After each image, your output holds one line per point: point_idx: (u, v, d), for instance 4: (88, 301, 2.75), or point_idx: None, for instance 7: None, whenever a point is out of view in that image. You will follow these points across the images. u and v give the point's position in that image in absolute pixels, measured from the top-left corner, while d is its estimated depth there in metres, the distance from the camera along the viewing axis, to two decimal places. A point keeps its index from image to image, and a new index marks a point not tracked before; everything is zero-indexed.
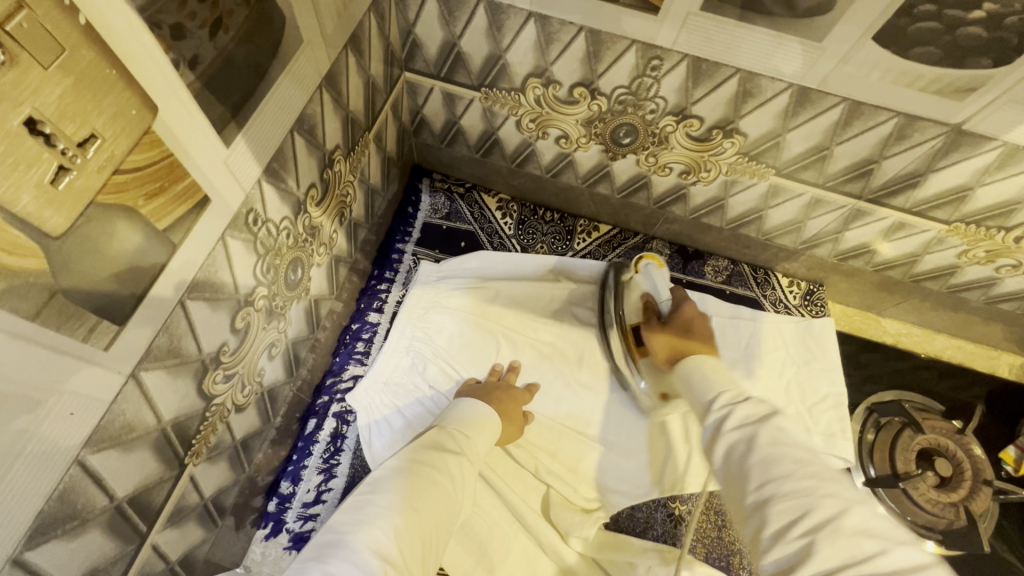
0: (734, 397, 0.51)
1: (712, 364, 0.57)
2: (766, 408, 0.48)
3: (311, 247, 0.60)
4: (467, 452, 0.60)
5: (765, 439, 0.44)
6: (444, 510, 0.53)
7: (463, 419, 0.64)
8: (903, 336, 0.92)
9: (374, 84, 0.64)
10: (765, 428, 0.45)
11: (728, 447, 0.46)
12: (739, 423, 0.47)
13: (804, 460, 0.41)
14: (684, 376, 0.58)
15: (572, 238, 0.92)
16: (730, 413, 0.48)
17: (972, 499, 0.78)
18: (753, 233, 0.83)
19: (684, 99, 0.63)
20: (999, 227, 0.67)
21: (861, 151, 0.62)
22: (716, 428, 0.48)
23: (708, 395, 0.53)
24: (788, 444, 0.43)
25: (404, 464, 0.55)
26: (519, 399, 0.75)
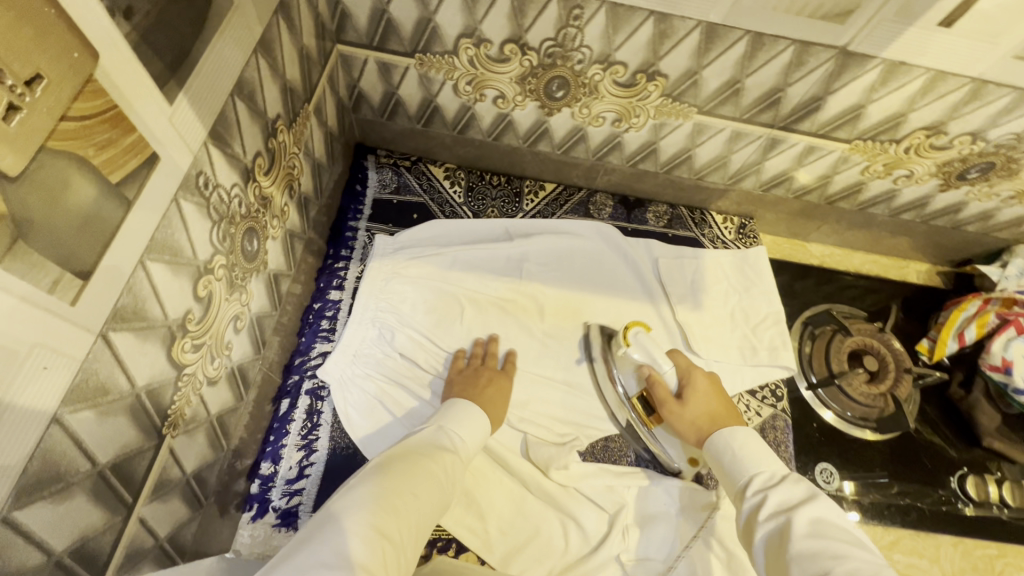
0: (770, 483, 0.55)
1: (746, 442, 0.61)
2: (807, 494, 0.52)
3: (264, 218, 0.60)
4: (459, 453, 0.62)
5: (801, 529, 0.48)
6: (441, 497, 0.55)
7: (456, 419, 0.65)
8: (826, 257, 1.02)
9: (308, 54, 0.65)
10: (802, 517, 0.49)
11: (768, 536, 0.50)
12: (776, 510, 0.51)
13: (845, 552, 0.44)
14: (718, 461, 0.63)
15: (520, 199, 0.96)
16: (765, 500, 0.53)
17: (896, 386, 0.86)
18: (686, 174, 0.89)
19: (608, 46, 0.67)
20: (891, 140, 0.75)
21: (768, 81, 0.69)
22: (755, 512, 0.53)
23: (742, 479, 0.58)
24: (826, 534, 0.46)
25: (404, 453, 0.56)
26: (505, 389, 0.76)
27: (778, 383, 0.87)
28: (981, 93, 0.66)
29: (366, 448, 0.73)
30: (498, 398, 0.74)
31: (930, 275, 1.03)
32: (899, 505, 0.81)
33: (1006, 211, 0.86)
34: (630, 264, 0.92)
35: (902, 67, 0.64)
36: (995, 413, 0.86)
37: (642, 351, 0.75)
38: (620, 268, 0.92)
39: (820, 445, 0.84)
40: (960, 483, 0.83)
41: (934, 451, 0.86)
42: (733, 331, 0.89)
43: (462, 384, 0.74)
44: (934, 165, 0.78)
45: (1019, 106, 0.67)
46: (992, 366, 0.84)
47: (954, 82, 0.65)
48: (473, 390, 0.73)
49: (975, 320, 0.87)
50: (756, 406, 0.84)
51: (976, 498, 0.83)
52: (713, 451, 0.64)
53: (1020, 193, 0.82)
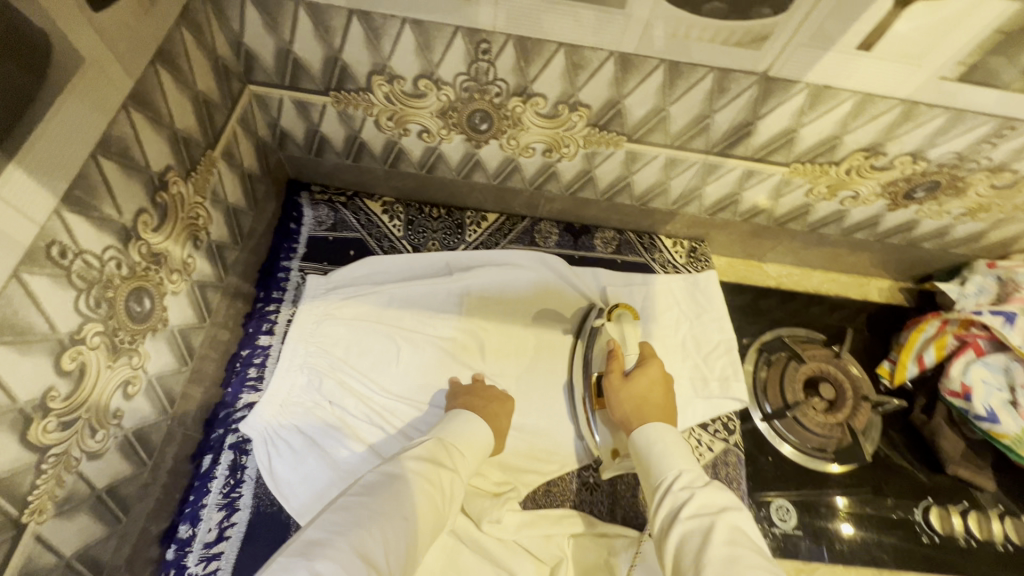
0: (692, 483, 0.56)
1: (672, 440, 0.62)
2: (723, 503, 0.54)
3: (158, 275, 0.57)
4: (462, 468, 0.63)
5: (720, 537, 0.50)
6: (432, 520, 0.56)
7: (463, 437, 0.66)
8: (784, 278, 0.99)
9: (206, 100, 0.62)
10: (723, 523, 0.51)
11: (682, 535, 0.52)
12: (697, 513, 0.53)
13: (757, 564, 0.48)
14: (644, 451, 0.62)
15: (462, 230, 0.92)
16: (688, 501, 0.54)
17: (855, 416, 0.82)
18: (628, 200, 0.86)
19: (523, 78, 0.64)
20: (830, 163, 0.73)
21: (693, 108, 0.66)
22: (674, 513, 0.54)
23: (665, 475, 0.58)
24: (741, 544, 0.50)
25: (403, 471, 0.58)
26: (507, 407, 0.76)
27: (730, 415, 0.83)
28: (914, 114, 0.63)
29: (290, 505, 0.70)
30: (501, 412, 0.74)
31: (893, 292, 0.99)
32: (893, 519, 0.79)
33: (960, 227, 0.83)
34: (576, 293, 0.89)
35: (828, 91, 0.62)
36: (959, 439, 0.83)
37: (620, 332, 0.79)
38: (566, 297, 0.88)
39: (777, 480, 0.80)
40: (924, 514, 0.79)
41: (896, 480, 0.82)
42: (684, 361, 0.85)
43: (466, 398, 0.75)
44: (878, 185, 0.75)
45: (955, 126, 0.64)
46: (952, 392, 0.80)
47: (884, 104, 0.62)
48: (479, 405, 0.73)
49: (933, 342, 0.84)
50: (709, 441, 0.80)
51: (940, 531, 0.79)
52: (637, 441, 0.63)
53: (972, 211, 0.79)
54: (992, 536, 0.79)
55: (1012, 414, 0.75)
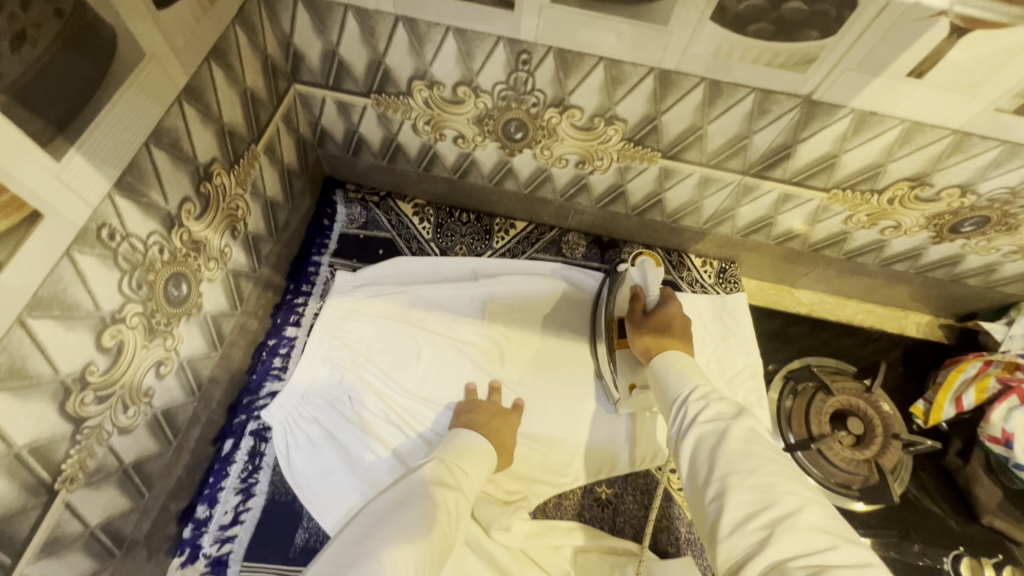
0: (706, 394, 0.55)
1: (688, 365, 0.60)
2: (736, 408, 0.52)
3: (196, 261, 0.59)
4: (465, 488, 0.63)
5: (735, 436, 0.49)
6: (444, 541, 0.54)
7: (465, 454, 0.66)
8: (816, 306, 0.96)
9: (254, 97, 0.64)
10: (737, 426, 0.50)
11: (696, 439, 0.51)
12: (712, 419, 0.52)
13: (769, 458, 0.47)
14: (662, 377, 0.61)
15: (490, 236, 0.93)
16: (702, 411, 0.53)
17: (884, 454, 0.79)
18: (659, 216, 0.85)
19: (561, 90, 0.65)
20: (872, 191, 0.70)
21: (731, 128, 0.65)
22: (688, 418, 0.53)
23: (680, 390, 0.57)
24: (757, 444, 0.49)
25: (406, 497, 0.57)
26: (511, 420, 0.76)
27: None
28: (965, 146, 0.61)
29: (304, 495, 0.71)
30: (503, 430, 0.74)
31: (932, 328, 0.95)
32: (919, 566, 0.75)
33: (1009, 266, 0.79)
34: None
35: (873, 117, 0.60)
36: (996, 488, 0.78)
37: (642, 275, 0.76)
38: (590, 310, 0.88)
39: None
40: (954, 564, 0.75)
41: (926, 525, 0.78)
42: (706, 383, 0.84)
43: (470, 413, 0.74)
44: (922, 217, 0.73)
45: (1009, 160, 0.61)
46: (992, 438, 0.76)
47: (933, 134, 0.60)
48: (482, 421, 0.73)
49: (974, 384, 0.79)
50: None
51: None
52: (655, 370, 0.63)
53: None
54: None
55: None
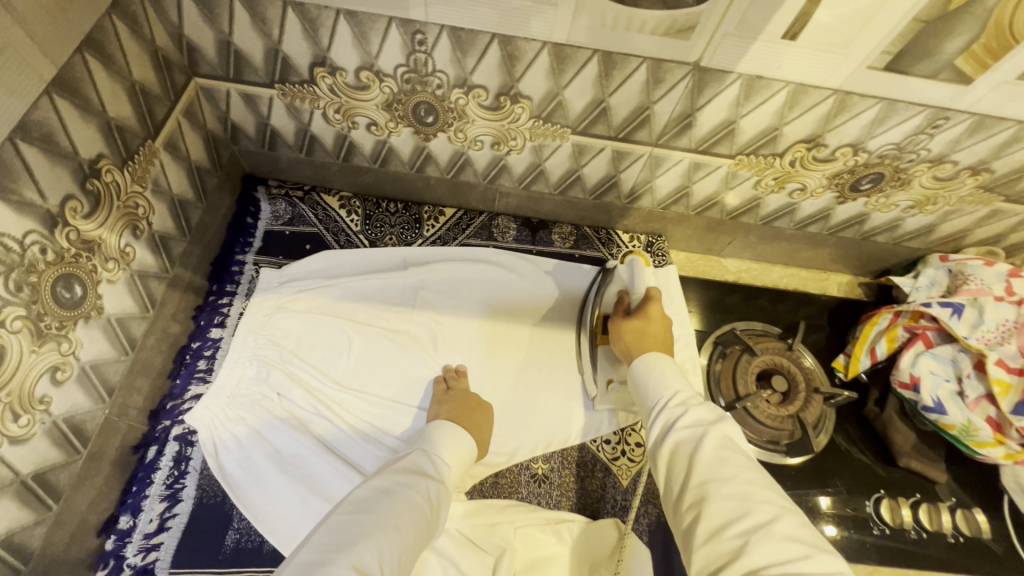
0: (688, 400, 0.55)
1: (666, 364, 0.60)
2: (717, 413, 0.53)
3: (90, 262, 0.57)
4: (445, 480, 0.64)
5: (710, 442, 0.49)
6: (422, 532, 0.55)
7: (445, 441, 0.67)
8: (743, 273, 0.99)
9: (145, 90, 0.62)
10: (714, 431, 0.50)
11: (674, 444, 0.51)
12: (690, 424, 0.52)
13: (744, 466, 0.48)
14: (647, 371, 0.60)
15: (420, 225, 0.93)
16: (681, 416, 0.53)
17: (806, 409, 0.82)
18: (581, 194, 0.86)
19: (461, 70, 0.65)
20: (773, 155, 0.73)
21: (632, 99, 0.66)
22: (667, 426, 0.53)
23: (660, 395, 0.57)
24: (732, 454, 0.49)
25: (389, 486, 0.57)
26: (487, 411, 0.77)
27: None
28: (848, 105, 0.64)
29: (235, 496, 0.70)
30: (481, 417, 0.74)
31: (852, 287, 1.00)
32: (851, 520, 0.78)
33: (911, 220, 0.84)
34: (536, 289, 0.89)
35: (761, 81, 0.62)
36: (910, 431, 0.82)
37: (629, 274, 0.74)
38: (524, 293, 0.89)
39: None
40: (876, 506, 0.79)
41: (848, 471, 0.82)
42: None
43: (452, 405, 0.75)
44: (824, 177, 0.76)
45: (890, 116, 0.64)
46: (902, 383, 0.80)
47: (818, 95, 0.63)
48: (466, 414, 0.74)
49: (885, 335, 0.83)
50: None
51: (890, 523, 0.78)
52: (634, 372, 0.62)
53: (920, 203, 0.79)
54: (941, 528, 0.78)
55: (958, 406, 0.75)
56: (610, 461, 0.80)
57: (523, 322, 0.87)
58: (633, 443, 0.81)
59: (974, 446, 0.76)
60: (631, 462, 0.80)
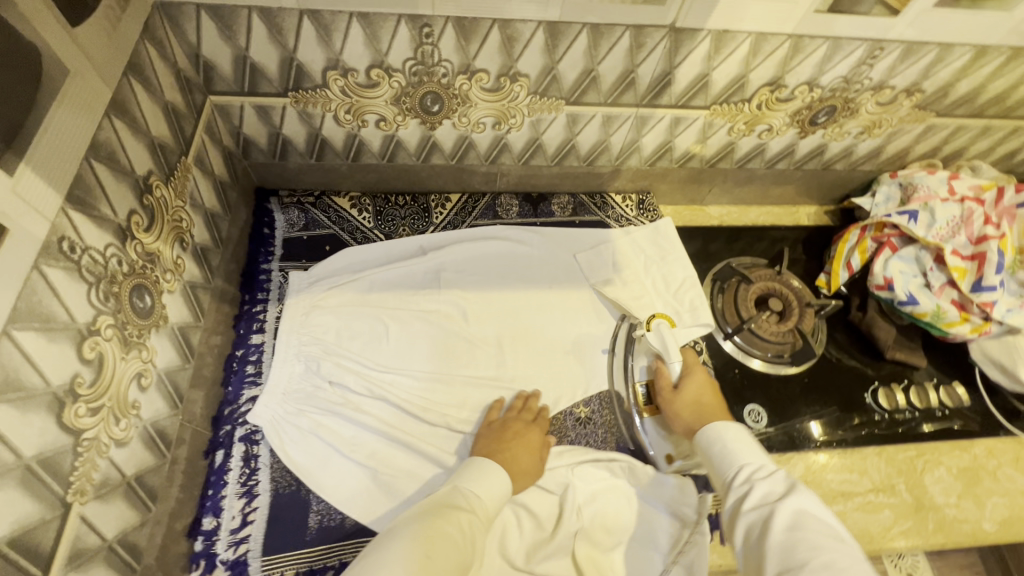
0: (755, 476, 0.64)
1: (730, 432, 0.70)
2: (784, 490, 0.60)
3: (153, 273, 0.61)
4: (479, 510, 0.66)
5: (780, 523, 0.56)
6: (456, 559, 0.57)
7: (474, 472, 0.70)
8: (725, 217, 1.10)
9: (175, 109, 0.66)
10: (783, 510, 0.57)
11: (746, 528, 0.59)
12: (758, 504, 0.60)
13: (818, 543, 0.53)
14: (715, 441, 0.70)
15: (429, 213, 0.99)
16: (750, 494, 0.61)
17: (801, 322, 0.93)
18: (576, 162, 0.94)
19: (465, 56, 0.72)
20: (742, 101, 0.83)
21: (618, 65, 0.75)
22: (739, 505, 0.62)
23: (730, 471, 0.66)
24: (803, 529, 0.55)
25: (417, 518, 0.61)
26: (534, 442, 0.77)
27: (698, 339, 0.93)
28: (801, 46, 0.74)
29: (310, 482, 0.74)
30: (525, 450, 0.75)
31: (820, 216, 1.12)
32: (855, 411, 0.90)
33: (862, 145, 0.96)
34: (547, 256, 0.97)
35: (728, 34, 0.71)
36: (891, 327, 0.93)
37: (659, 338, 0.87)
38: (537, 261, 0.96)
39: (745, 389, 0.89)
40: (873, 396, 0.91)
41: (845, 371, 0.93)
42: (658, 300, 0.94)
43: (489, 440, 0.75)
44: (786, 116, 0.87)
45: (836, 52, 0.75)
46: (878, 286, 0.91)
47: (775, 41, 0.73)
48: (499, 445, 0.74)
49: (857, 248, 0.94)
50: None
51: (887, 408, 0.90)
52: (703, 443, 0.72)
53: (868, 128, 0.91)
54: (930, 405, 0.91)
55: (927, 295, 0.87)
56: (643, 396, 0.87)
57: (540, 286, 0.94)
58: None
59: (946, 328, 0.88)
60: None
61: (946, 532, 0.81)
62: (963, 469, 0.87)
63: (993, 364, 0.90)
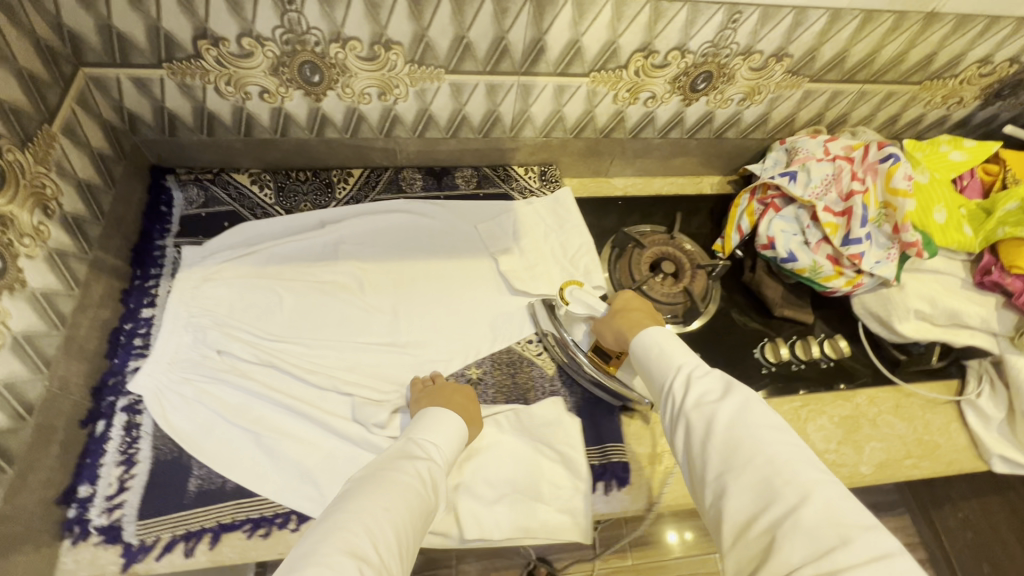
0: (694, 375, 0.64)
1: (667, 340, 0.71)
2: (722, 389, 0.62)
3: (6, 236, 0.63)
4: (436, 457, 0.67)
5: (723, 422, 0.58)
6: (417, 506, 0.59)
7: (428, 424, 0.70)
8: (630, 188, 1.13)
9: (33, 77, 0.66)
10: (723, 411, 0.59)
11: (687, 429, 0.60)
12: (700, 402, 0.61)
13: (759, 442, 0.55)
14: (648, 352, 0.71)
15: (332, 189, 0.99)
16: (688, 394, 0.62)
17: (693, 282, 0.97)
18: (471, 133, 0.96)
19: (332, 24, 0.73)
20: (619, 67, 0.86)
21: (487, 32, 0.77)
22: (680, 405, 0.62)
23: (670, 376, 0.66)
24: (743, 424, 0.57)
25: (376, 472, 0.62)
26: (472, 395, 0.79)
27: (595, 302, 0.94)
28: (661, 11, 0.77)
29: (191, 447, 0.74)
30: (467, 402, 0.77)
31: (722, 185, 1.16)
32: (744, 365, 0.93)
33: (748, 112, 0.99)
34: (448, 227, 0.99)
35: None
36: (779, 286, 0.98)
37: (580, 301, 0.86)
38: (439, 233, 0.98)
39: None
40: (761, 350, 0.94)
41: (737, 329, 0.97)
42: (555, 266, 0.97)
43: (433, 395, 0.77)
44: (666, 82, 0.90)
45: (697, 17, 0.79)
46: (762, 246, 0.94)
47: (635, 5, 0.76)
48: (444, 398, 0.76)
49: (746, 212, 0.97)
50: None
51: (775, 361, 0.93)
52: (642, 356, 0.72)
53: (748, 94, 0.95)
54: (815, 357, 0.94)
55: (806, 252, 0.91)
56: (534, 356, 0.89)
57: (440, 257, 0.96)
58: None
59: (824, 283, 0.91)
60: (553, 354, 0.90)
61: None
62: (844, 418, 0.90)
63: (872, 317, 0.94)
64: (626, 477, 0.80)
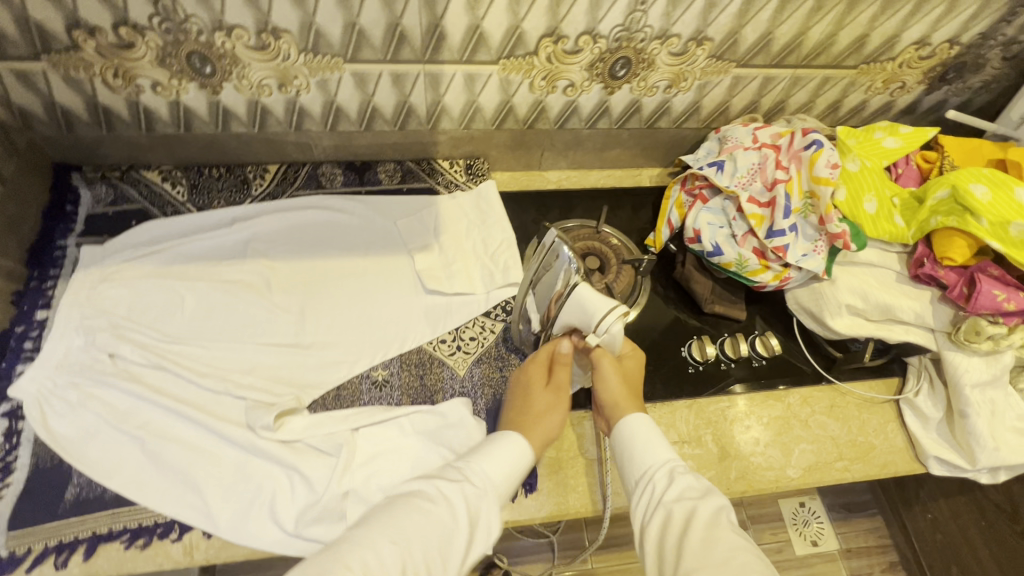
0: (674, 470, 0.65)
1: (648, 428, 0.69)
2: (702, 489, 0.62)
3: None
4: (474, 482, 0.63)
5: (701, 519, 0.58)
6: (436, 538, 0.57)
7: (483, 446, 0.67)
8: (564, 181, 1.09)
9: None
10: (702, 509, 0.59)
11: (664, 518, 0.60)
12: (680, 496, 0.61)
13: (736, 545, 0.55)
14: (629, 438, 0.68)
15: (247, 185, 0.96)
16: (667, 487, 0.63)
17: (619, 278, 0.92)
18: (386, 125, 0.93)
19: (211, 11, 0.70)
20: (529, 54, 0.82)
21: (379, 17, 0.73)
22: (659, 496, 0.63)
23: (648, 463, 0.66)
24: (721, 529, 0.57)
25: (400, 499, 0.60)
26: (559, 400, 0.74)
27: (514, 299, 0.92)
28: None
29: (71, 455, 0.71)
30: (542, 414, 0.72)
31: (662, 177, 1.11)
32: (669, 364, 0.89)
33: (677, 100, 0.95)
34: (365, 224, 0.95)
35: None
36: (709, 280, 0.93)
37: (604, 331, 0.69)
38: (356, 229, 0.94)
39: None
40: (688, 349, 0.90)
41: (665, 327, 0.93)
42: (475, 262, 0.94)
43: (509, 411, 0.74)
44: (582, 69, 0.86)
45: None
46: (690, 240, 0.90)
47: None
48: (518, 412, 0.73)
49: (675, 204, 0.94)
50: (491, 325, 0.89)
51: (701, 359, 0.89)
52: (619, 435, 0.70)
53: (674, 81, 0.91)
54: (744, 355, 0.89)
55: (732, 245, 0.87)
56: (446, 356, 0.86)
57: (354, 254, 0.92)
58: (467, 338, 0.88)
59: (751, 277, 0.88)
60: (466, 354, 0.86)
61: (749, 480, 0.81)
62: (774, 419, 0.86)
63: (807, 314, 0.90)
64: (533, 482, 0.76)
